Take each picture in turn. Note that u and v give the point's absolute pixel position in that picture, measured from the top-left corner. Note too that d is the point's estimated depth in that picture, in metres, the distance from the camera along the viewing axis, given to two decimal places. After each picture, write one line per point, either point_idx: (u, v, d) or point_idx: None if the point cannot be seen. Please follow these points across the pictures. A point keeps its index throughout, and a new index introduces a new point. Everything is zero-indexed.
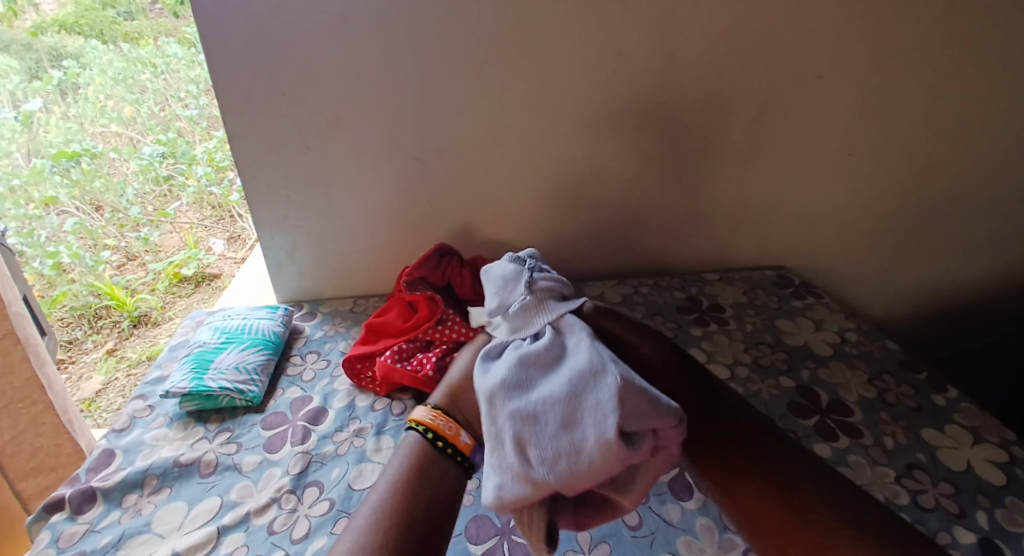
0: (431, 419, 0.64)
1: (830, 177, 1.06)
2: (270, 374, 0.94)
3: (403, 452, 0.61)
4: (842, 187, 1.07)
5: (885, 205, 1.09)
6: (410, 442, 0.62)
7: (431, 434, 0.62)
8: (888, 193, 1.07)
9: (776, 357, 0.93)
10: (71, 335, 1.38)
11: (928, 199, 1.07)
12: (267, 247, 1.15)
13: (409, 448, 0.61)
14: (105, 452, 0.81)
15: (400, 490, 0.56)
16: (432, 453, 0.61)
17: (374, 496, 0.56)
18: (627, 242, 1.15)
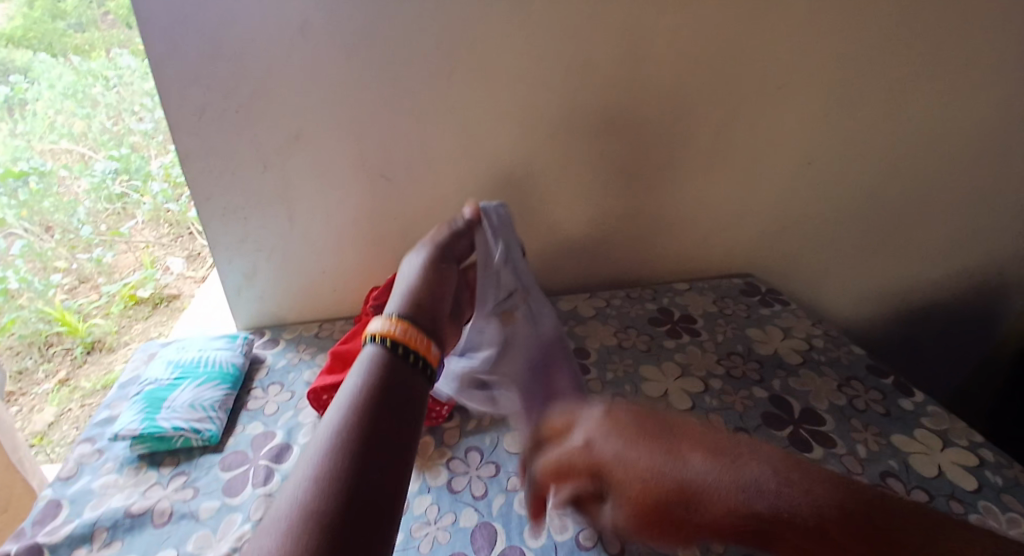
0: (392, 331, 0.59)
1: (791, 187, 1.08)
2: (229, 410, 0.89)
3: (365, 369, 0.54)
4: (803, 197, 1.09)
5: (843, 214, 1.11)
6: (367, 361, 0.56)
7: (396, 347, 0.57)
8: (848, 201, 1.10)
9: (749, 367, 0.94)
10: (22, 364, 1.35)
11: (885, 207, 1.11)
12: (225, 272, 1.10)
13: (371, 366, 0.55)
14: (51, 504, 0.75)
15: (335, 471, 0.44)
16: (392, 359, 0.56)
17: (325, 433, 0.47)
18: (597, 257, 1.15)
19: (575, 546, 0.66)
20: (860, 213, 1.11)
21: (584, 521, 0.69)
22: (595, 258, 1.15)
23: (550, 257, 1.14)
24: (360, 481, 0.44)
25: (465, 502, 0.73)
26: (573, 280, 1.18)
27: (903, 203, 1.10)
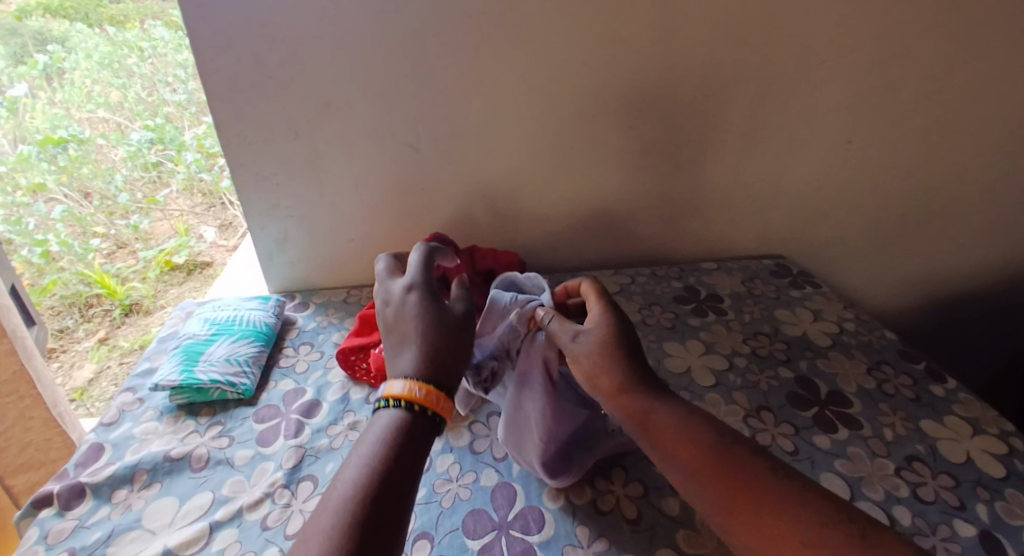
0: (415, 394, 0.59)
1: (828, 167, 1.05)
2: (262, 366, 0.92)
3: (381, 427, 0.57)
4: (840, 178, 1.06)
5: (881, 197, 1.08)
6: (385, 419, 0.58)
7: (417, 408, 0.58)
8: (887, 183, 1.06)
9: (775, 347, 0.93)
10: (63, 324, 1.38)
11: (926, 190, 1.07)
12: (258, 237, 1.12)
13: (386, 425, 0.57)
14: (93, 448, 0.79)
15: (347, 514, 0.49)
16: (408, 419, 0.58)
17: (347, 476, 0.52)
18: (624, 233, 1.14)
19: (593, 511, 0.67)
20: (899, 196, 1.08)
21: (602, 487, 0.70)
22: (622, 234, 1.15)
23: (577, 232, 1.14)
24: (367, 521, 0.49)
25: (486, 463, 0.75)
26: (599, 256, 1.18)
27: (946, 186, 1.06)
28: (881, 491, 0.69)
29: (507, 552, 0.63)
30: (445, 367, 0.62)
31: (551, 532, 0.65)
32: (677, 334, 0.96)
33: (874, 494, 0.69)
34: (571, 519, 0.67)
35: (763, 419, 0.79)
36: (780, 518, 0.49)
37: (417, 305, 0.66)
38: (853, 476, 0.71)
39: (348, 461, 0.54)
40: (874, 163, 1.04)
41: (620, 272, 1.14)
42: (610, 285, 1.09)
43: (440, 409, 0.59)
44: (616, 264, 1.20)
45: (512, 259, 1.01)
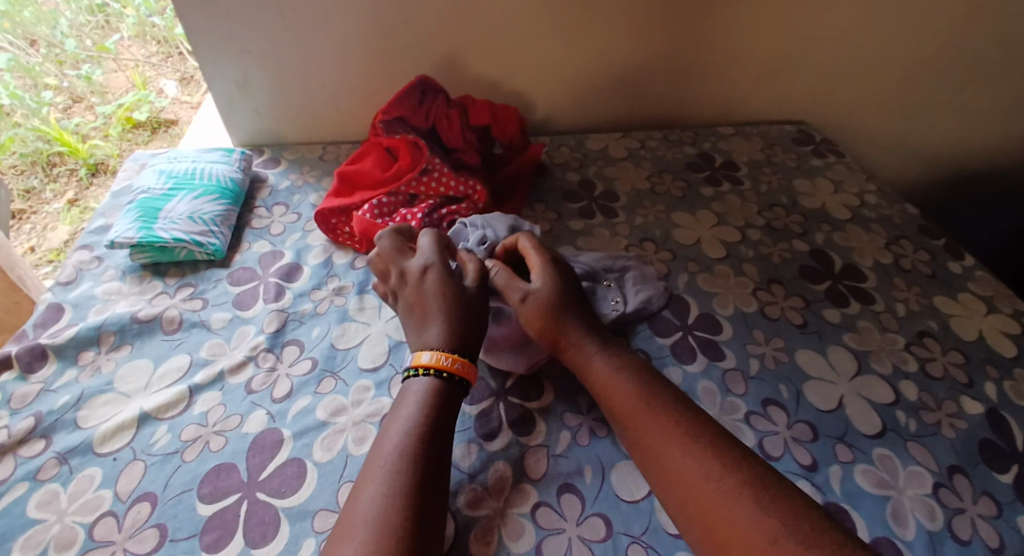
0: (442, 362, 0.56)
1: (864, 15, 0.95)
2: (232, 227, 0.84)
3: (421, 391, 0.54)
4: (875, 30, 0.97)
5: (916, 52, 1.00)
6: (420, 384, 0.55)
7: (450, 376, 0.56)
8: (924, 38, 0.98)
9: (792, 220, 0.87)
10: (28, 184, 1.28)
11: (964, 48, 0.98)
12: (213, 76, 0.97)
13: (422, 392, 0.54)
14: (51, 308, 0.73)
15: (401, 478, 0.47)
16: (442, 386, 0.55)
17: (397, 436, 0.50)
18: (635, 90, 1.04)
19: None
20: (934, 54, 0.99)
21: None
22: (634, 90, 1.04)
23: (585, 86, 1.03)
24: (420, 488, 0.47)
25: None
26: (606, 117, 1.09)
27: (988, 46, 0.98)
28: (888, 366, 0.68)
29: (504, 418, 0.61)
30: (472, 335, 0.60)
31: (550, 399, 0.63)
32: (687, 205, 0.89)
33: (881, 368, 0.67)
34: (570, 386, 0.64)
35: (772, 292, 0.76)
36: (695, 455, 0.48)
37: (439, 275, 0.63)
38: (861, 350, 0.69)
39: (388, 427, 0.52)
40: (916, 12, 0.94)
41: (628, 135, 1.05)
42: (617, 150, 1.01)
43: (469, 376, 0.57)
44: (622, 126, 1.11)
45: (513, 115, 0.89)
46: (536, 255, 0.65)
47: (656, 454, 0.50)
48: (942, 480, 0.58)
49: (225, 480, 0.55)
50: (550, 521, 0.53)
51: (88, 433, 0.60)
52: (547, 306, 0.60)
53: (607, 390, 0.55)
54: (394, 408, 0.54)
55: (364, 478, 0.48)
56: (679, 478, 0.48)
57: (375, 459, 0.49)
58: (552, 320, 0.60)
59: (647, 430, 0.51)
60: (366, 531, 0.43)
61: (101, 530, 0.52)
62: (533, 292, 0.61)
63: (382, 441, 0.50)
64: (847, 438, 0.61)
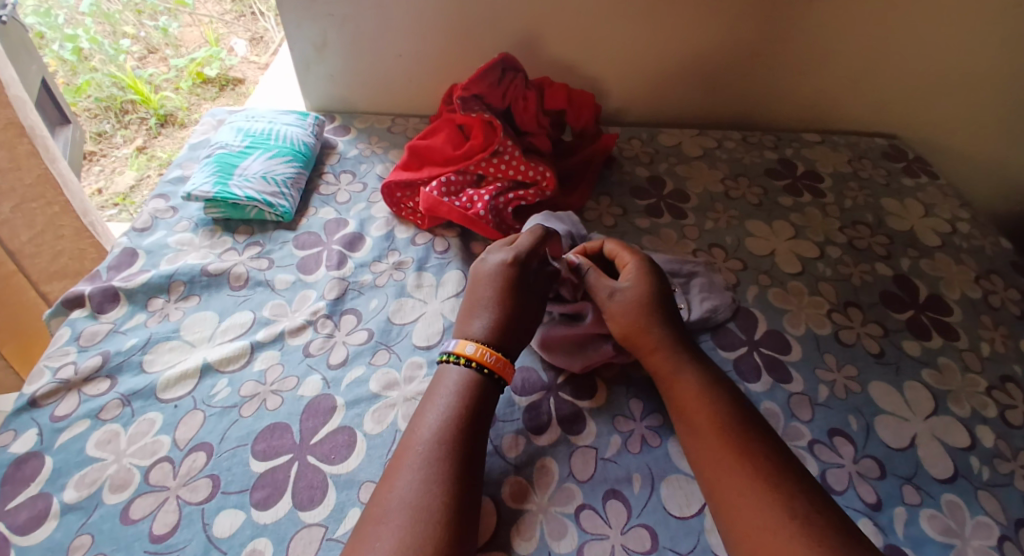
0: (491, 362, 0.55)
1: (982, 27, 0.88)
2: (301, 191, 0.85)
3: (453, 384, 0.53)
4: (991, 46, 0.90)
5: None
6: (456, 377, 0.54)
7: (485, 370, 0.54)
8: None
9: (875, 241, 0.82)
10: (100, 127, 1.35)
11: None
12: (292, 37, 0.98)
13: (459, 385, 0.53)
14: (126, 252, 0.76)
15: (435, 472, 0.46)
16: (482, 383, 0.54)
17: (429, 428, 0.50)
18: (718, 88, 1.00)
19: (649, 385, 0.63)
20: None
21: None
22: (717, 87, 1.00)
23: (666, 76, 0.99)
24: (459, 483, 0.46)
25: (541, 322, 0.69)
26: (681, 113, 1.05)
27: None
28: (968, 408, 0.63)
29: (554, 413, 0.60)
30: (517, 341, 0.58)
31: (604, 400, 0.61)
32: (763, 213, 0.85)
33: (958, 410, 0.63)
34: (625, 391, 0.62)
35: (849, 316, 0.71)
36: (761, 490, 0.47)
37: (517, 278, 0.60)
38: (939, 388, 0.64)
39: (422, 417, 0.51)
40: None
41: (704, 133, 1.00)
42: (691, 148, 0.97)
43: (506, 377, 0.55)
44: (698, 123, 1.06)
45: (590, 102, 0.86)
46: (628, 255, 0.64)
47: (721, 485, 0.49)
48: (1010, 534, 0.53)
49: (278, 439, 0.56)
50: (594, 525, 0.52)
51: (151, 379, 0.62)
52: (636, 305, 0.59)
53: (691, 411, 0.54)
54: (426, 397, 0.53)
55: (397, 467, 0.48)
56: (747, 518, 0.46)
57: (407, 448, 0.49)
58: (641, 320, 0.59)
59: (720, 460, 0.50)
60: (405, 519, 0.44)
61: (156, 474, 0.54)
62: (622, 289, 0.61)
63: (416, 431, 0.50)
64: (916, 480, 0.57)
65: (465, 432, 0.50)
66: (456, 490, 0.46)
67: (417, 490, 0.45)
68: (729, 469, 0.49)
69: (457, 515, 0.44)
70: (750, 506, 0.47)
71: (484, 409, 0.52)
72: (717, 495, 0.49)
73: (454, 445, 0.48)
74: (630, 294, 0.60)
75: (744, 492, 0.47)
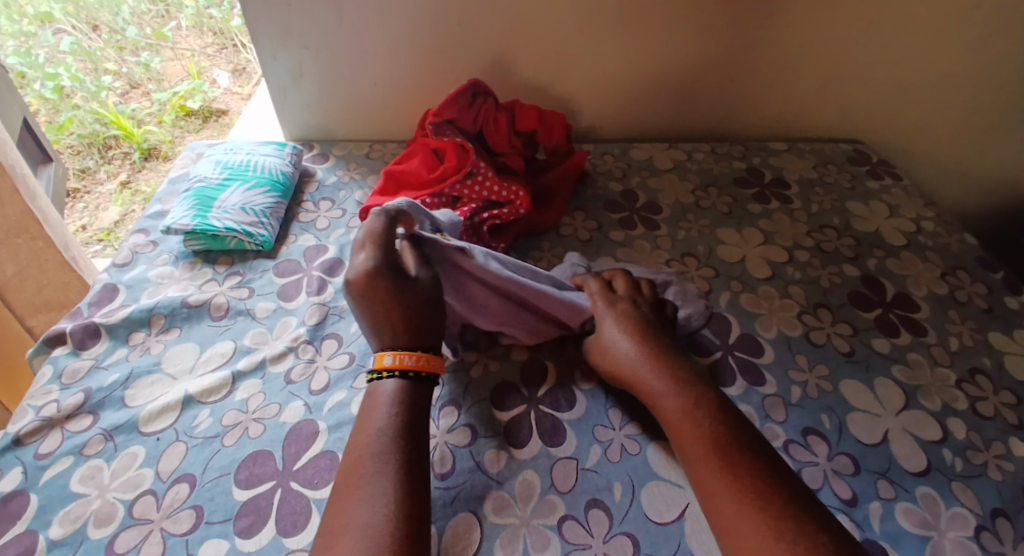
0: (418, 363, 0.56)
1: (935, 34, 0.92)
2: (280, 219, 0.86)
3: (388, 397, 0.54)
4: (946, 52, 0.94)
5: (984, 77, 0.97)
6: (388, 390, 0.54)
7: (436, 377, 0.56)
8: (989, 60, 0.95)
9: (842, 243, 0.84)
10: (83, 164, 1.37)
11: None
12: (269, 69, 1.00)
13: (390, 397, 0.53)
14: (107, 288, 0.76)
15: (379, 483, 0.47)
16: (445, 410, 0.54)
17: (372, 441, 0.50)
18: (686, 103, 1.03)
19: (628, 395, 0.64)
20: (998, 82, 0.97)
21: None
22: (686, 101, 1.03)
23: (636, 92, 1.01)
24: (406, 493, 0.47)
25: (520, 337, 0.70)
26: (653, 128, 1.08)
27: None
28: (938, 402, 0.65)
29: (534, 427, 0.61)
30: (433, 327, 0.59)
31: (582, 411, 0.62)
32: (733, 221, 0.87)
33: (929, 404, 0.64)
34: (603, 401, 0.63)
35: (819, 317, 0.73)
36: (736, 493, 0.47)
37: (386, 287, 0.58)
38: (910, 384, 0.66)
39: (366, 429, 0.52)
40: (989, 33, 0.91)
41: (674, 146, 1.03)
42: (663, 161, 0.99)
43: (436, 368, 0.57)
44: (669, 137, 1.09)
45: (560, 120, 0.89)
46: (619, 302, 0.64)
47: (713, 499, 0.48)
48: (986, 524, 0.55)
49: (261, 467, 0.57)
50: (576, 536, 0.52)
51: (134, 413, 0.62)
52: (630, 351, 0.59)
53: (680, 431, 0.53)
54: (364, 411, 0.54)
55: (341, 485, 0.48)
56: (740, 530, 0.46)
57: (352, 462, 0.49)
58: (636, 362, 0.58)
59: (708, 476, 0.49)
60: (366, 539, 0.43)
61: (140, 507, 0.54)
62: (617, 340, 0.60)
63: (358, 446, 0.50)
64: (890, 475, 0.58)
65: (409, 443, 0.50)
66: (404, 501, 0.46)
67: (363, 505, 0.46)
68: (717, 483, 0.48)
69: (413, 522, 0.46)
70: (741, 521, 0.46)
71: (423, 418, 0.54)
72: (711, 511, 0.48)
73: (398, 456, 0.49)
74: (615, 344, 0.60)
75: (738, 506, 0.47)
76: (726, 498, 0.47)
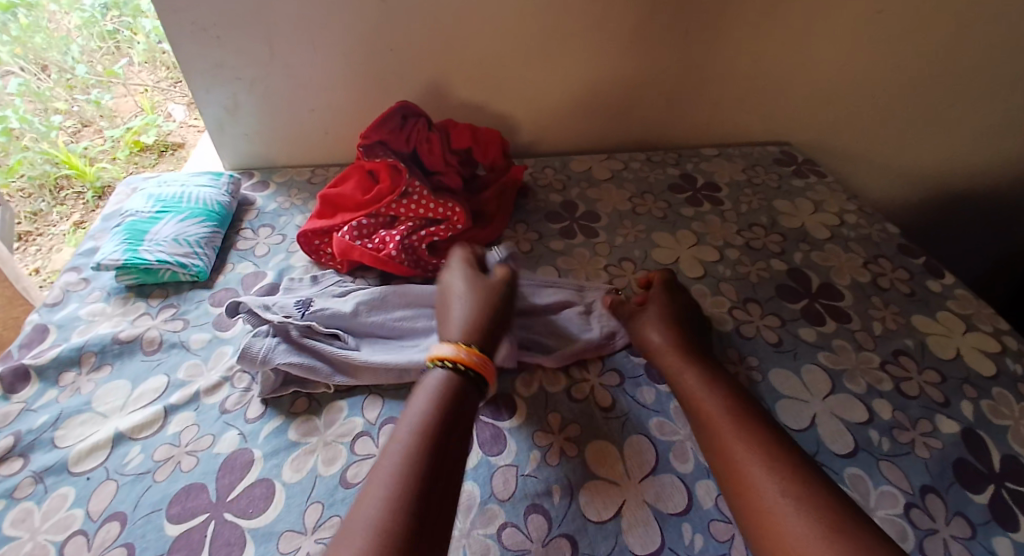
0: (460, 355, 0.59)
1: (844, 40, 0.98)
2: (217, 248, 0.85)
3: (428, 394, 0.56)
4: (856, 56, 1.00)
5: (895, 78, 1.03)
6: (437, 379, 0.57)
7: (465, 368, 0.58)
8: (899, 61, 1.00)
9: (770, 239, 0.88)
10: (35, 207, 1.33)
11: (948, 69, 1.01)
12: (204, 102, 1.00)
13: (437, 388, 0.56)
14: (37, 328, 0.74)
15: (416, 470, 0.49)
16: (460, 382, 0.57)
17: (402, 438, 0.51)
18: (620, 115, 1.06)
19: (565, 398, 0.65)
20: (909, 81, 1.03)
21: (578, 376, 0.67)
22: (620, 112, 1.06)
23: (571, 107, 1.05)
24: (426, 478, 0.48)
25: None
26: (591, 140, 1.11)
27: (971, 67, 1.00)
28: (863, 385, 0.67)
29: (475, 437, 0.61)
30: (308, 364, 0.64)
31: (522, 417, 0.63)
32: (668, 225, 0.90)
33: (855, 387, 0.67)
34: (543, 406, 0.64)
35: (749, 311, 0.76)
36: None
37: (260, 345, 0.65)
38: (835, 369, 0.69)
39: (401, 428, 0.53)
40: (892, 36, 0.97)
41: (612, 156, 1.06)
42: (600, 171, 1.02)
43: (486, 373, 0.59)
44: (608, 148, 1.12)
45: (493, 136, 0.90)
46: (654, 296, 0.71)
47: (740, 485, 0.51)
48: (914, 501, 0.57)
49: (194, 500, 0.56)
50: (516, 542, 0.53)
51: (63, 453, 0.60)
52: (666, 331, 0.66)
53: (708, 415, 0.57)
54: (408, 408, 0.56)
55: (371, 482, 0.49)
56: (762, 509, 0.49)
57: (386, 459, 0.50)
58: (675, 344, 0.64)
59: (738, 466, 0.52)
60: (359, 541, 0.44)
61: (70, 548, 0.53)
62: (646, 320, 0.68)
63: (392, 444, 0.51)
64: (819, 458, 0.60)
65: (438, 433, 0.52)
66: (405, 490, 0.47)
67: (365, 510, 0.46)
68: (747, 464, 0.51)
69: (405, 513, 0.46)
70: (762, 501, 0.49)
71: (460, 407, 0.55)
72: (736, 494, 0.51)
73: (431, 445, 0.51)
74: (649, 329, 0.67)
75: (753, 489, 0.50)
76: None
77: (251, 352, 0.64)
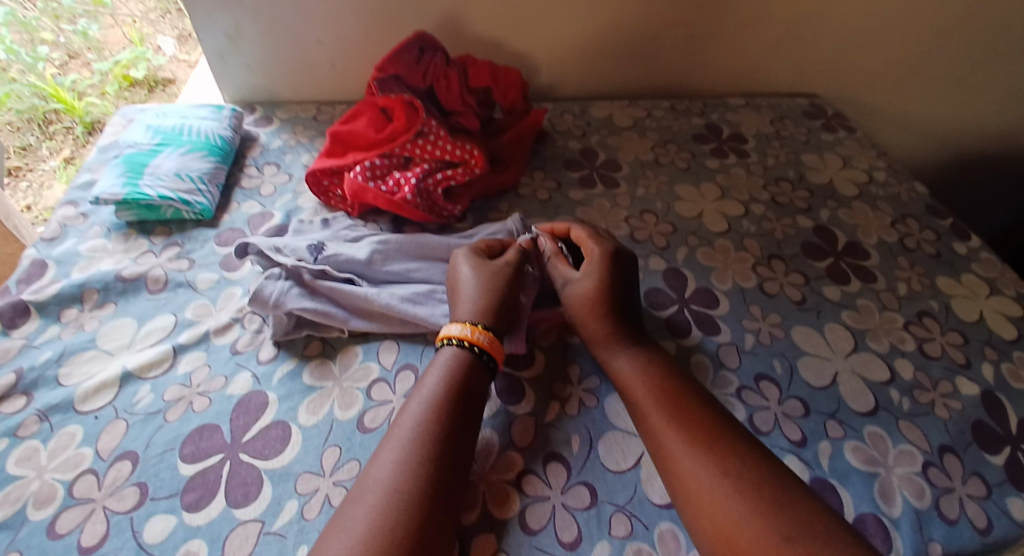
0: (474, 335, 0.56)
1: None
2: (221, 186, 0.82)
3: (443, 367, 0.54)
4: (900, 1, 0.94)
5: (939, 28, 0.96)
6: (446, 357, 0.55)
7: (477, 349, 0.56)
8: (944, 9, 0.94)
9: (797, 195, 0.84)
10: (24, 140, 1.26)
11: (993, 19, 0.95)
12: (203, 28, 0.94)
13: (449, 360, 0.55)
14: (36, 263, 0.71)
15: (429, 440, 0.48)
16: (472, 364, 0.55)
17: (416, 406, 0.51)
18: (644, 58, 1.01)
19: (584, 350, 0.64)
20: (951, 32, 0.97)
21: None
22: (644, 55, 1.00)
23: (593, 48, 0.99)
24: (441, 449, 0.48)
25: None
26: (612, 85, 1.05)
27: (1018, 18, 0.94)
28: (886, 344, 0.66)
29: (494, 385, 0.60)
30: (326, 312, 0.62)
31: (541, 368, 0.62)
32: (691, 176, 0.87)
33: (878, 347, 0.66)
34: (562, 357, 0.63)
35: (773, 268, 0.74)
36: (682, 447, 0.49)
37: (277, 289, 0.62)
38: (859, 328, 0.68)
39: (416, 394, 0.53)
40: None
41: (633, 103, 1.01)
42: (621, 118, 0.97)
43: (496, 354, 0.56)
44: (629, 93, 1.07)
45: (514, 75, 0.85)
46: (592, 245, 0.64)
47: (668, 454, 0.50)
48: (932, 459, 0.56)
49: (208, 441, 0.55)
50: (535, 489, 0.52)
51: (69, 391, 0.59)
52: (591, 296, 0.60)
53: (633, 389, 0.55)
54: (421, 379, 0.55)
55: (385, 445, 0.49)
56: (689, 482, 0.48)
57: (399, 425, 0.50)
58: (593, 311, 0.60)
59: (669, 439, 0.50)
60: (370, 498, 0.45)
61: (80, 487, 0.52)
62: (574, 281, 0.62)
63: (405, 412, 0.51)
64: (839, 415, 0.59)
65: (456, 404, 0.51)
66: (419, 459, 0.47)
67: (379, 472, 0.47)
68: (673, 435, 0.50)
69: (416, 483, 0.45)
70: (690, 474, 0.48)
71: (475, 381, 0.54)
72: (663, 457, 0.50)
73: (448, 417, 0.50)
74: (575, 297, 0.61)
75: (679, 463, 0.49)
76: (688, 456, 0.49)
77: (263, 294, 0.62)
